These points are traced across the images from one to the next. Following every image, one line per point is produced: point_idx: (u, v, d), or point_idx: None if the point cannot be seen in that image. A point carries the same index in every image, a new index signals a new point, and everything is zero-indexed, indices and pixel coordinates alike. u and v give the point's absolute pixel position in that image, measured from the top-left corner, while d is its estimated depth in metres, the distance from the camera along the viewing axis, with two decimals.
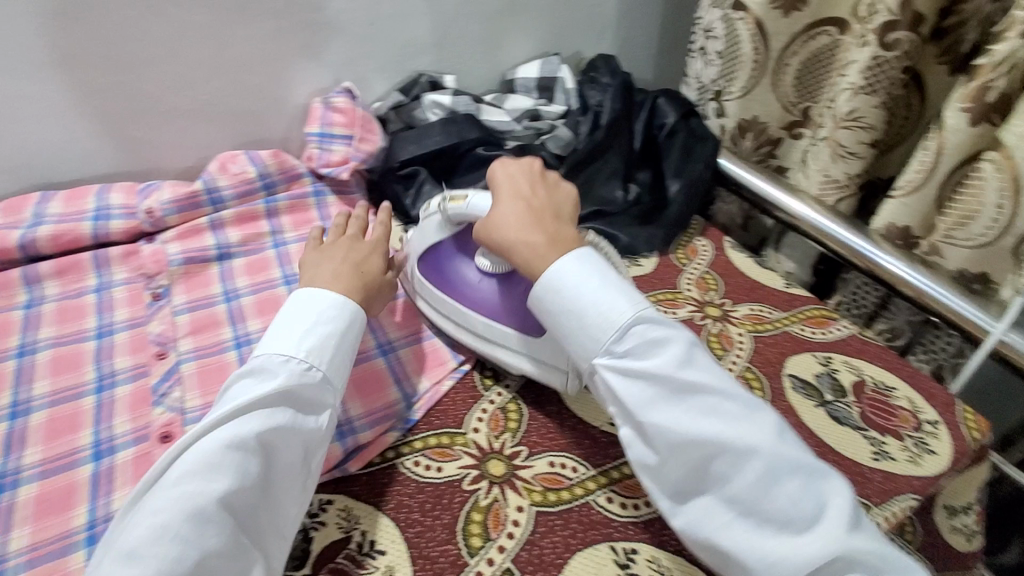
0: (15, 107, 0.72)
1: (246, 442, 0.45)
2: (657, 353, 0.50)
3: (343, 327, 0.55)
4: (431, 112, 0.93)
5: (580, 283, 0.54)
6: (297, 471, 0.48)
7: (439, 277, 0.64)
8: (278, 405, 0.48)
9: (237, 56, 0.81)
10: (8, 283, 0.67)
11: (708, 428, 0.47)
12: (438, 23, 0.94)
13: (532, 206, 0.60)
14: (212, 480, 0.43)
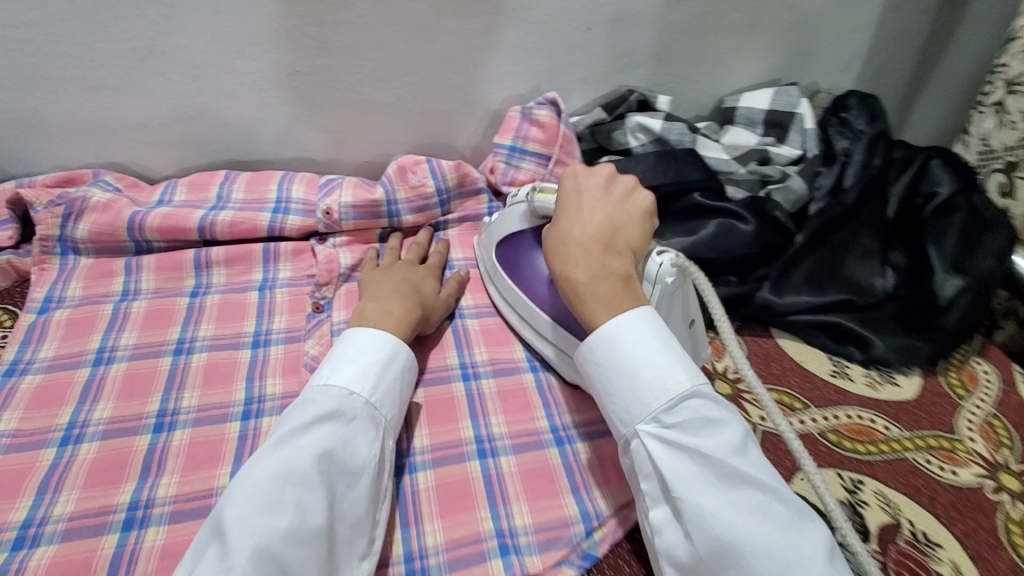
0: (213, 82, 0.68)
1: (306, 477, 0.38)
2: (711, 431, 0.40)
3: (389, 356, 0.48)
4: (634, 136, 0.78)
5: (633, 335, 0.44)
6: (364, 509, 0.41)
7: (518, 275, 0.59)
8: (335, 430, 0.42)
9: (438, 51, 0.71)
10: (180, 265, 0.64)
11: (752, 526, 0.37)
12: (664, 33, 0.77)
13: (589, 229, 0.49)
14: (273, 520, 0.36)
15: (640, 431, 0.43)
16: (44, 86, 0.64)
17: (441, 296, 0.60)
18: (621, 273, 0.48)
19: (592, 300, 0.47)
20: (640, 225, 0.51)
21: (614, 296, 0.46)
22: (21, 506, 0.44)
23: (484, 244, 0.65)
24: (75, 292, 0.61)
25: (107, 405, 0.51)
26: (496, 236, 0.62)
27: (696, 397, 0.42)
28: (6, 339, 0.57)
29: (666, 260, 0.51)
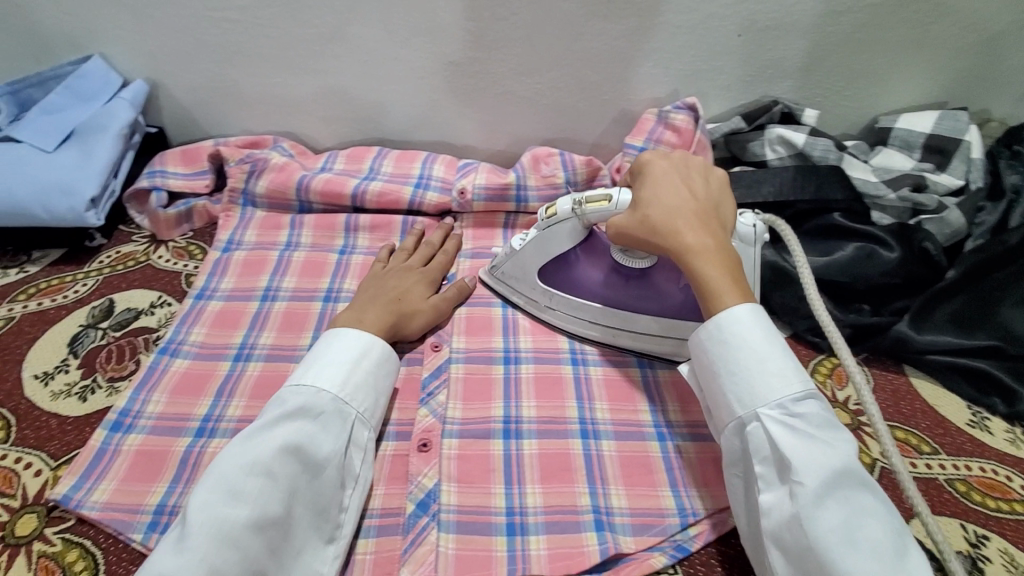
0: (379, 67, 0.76)
1: (267, 470, 0.40)
2: (832, 432, 0.42)
3: (361, 351, 0.49)
4: (771, 148, 0.77)
5: (763, 327, 0.46)
6: (326, 500, 0.43)
7: (564, 281, 0.59)
8: (306, 427, 0.43)
9: (586, 50, 0.74)
10: (334, 226, 0.72)
11: (868, 527, 0.38)
12: (820, 45, 0.75)
13: (695, 205, 0.52)
14: (233, 509, 0.38)
15: (760, 413, 0.43)
16: (244, 61, 0.74)
17: (433, 302, 0.60)
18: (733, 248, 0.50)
19: (721, 279, 0.48)
20: (728, 198, 0.55)
21: (736, 272, 0.49)
22: (202, 406, 0.52)
23: (513, 272, 0.61)
24: (250, 238, 0.71)
25: (269, 334, 0.59)
26: (534, 260, 0.59)
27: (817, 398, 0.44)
28: (196, 269, 0.67)
29: (756, 220, 0.56)
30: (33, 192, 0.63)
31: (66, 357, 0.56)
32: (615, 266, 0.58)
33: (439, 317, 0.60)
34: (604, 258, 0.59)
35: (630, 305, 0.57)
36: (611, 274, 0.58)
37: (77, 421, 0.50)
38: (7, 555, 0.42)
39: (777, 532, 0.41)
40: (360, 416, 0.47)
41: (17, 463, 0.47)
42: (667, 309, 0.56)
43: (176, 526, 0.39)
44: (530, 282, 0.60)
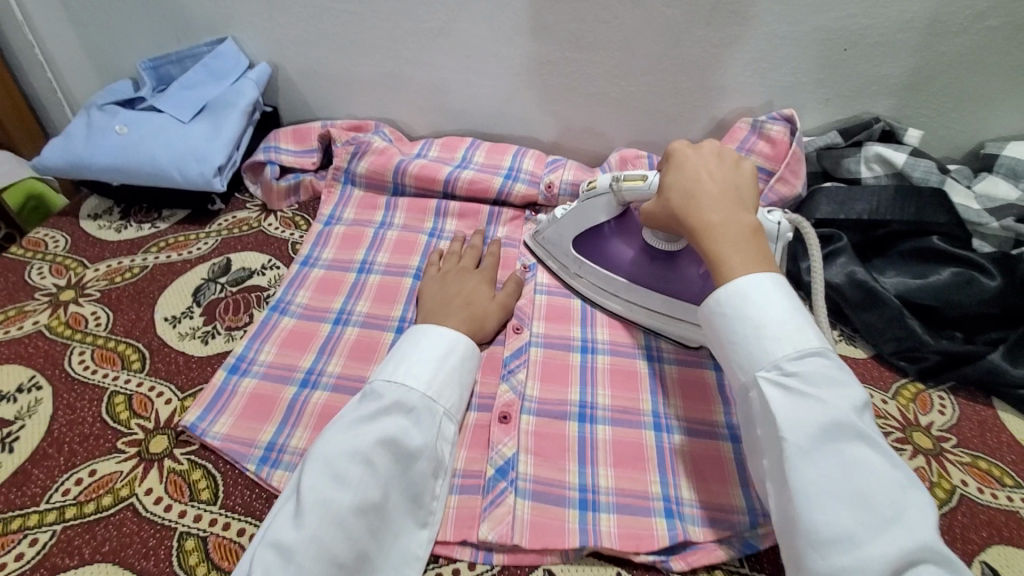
0: (479, 63, 0.80)
1: (367, 458, 0.43)
2: (832, 388, 0.43)
3: (447, 350, 0.51)
4: (868, 166, 0.75)
5: (768, 293, 0.46)
6: (420, 487, 0.45)
7: (595, 252, 0.63)
8: (397, 421, 0.45)
9: (684, 55, 0.76)
10: (426, 210, 0.77)
11: (864, 482, 0.39)
12: (929, 64, 0.73)
13: (715, 185, 0.53)
14: (338, 494, 0.41)
15: (759, 377, 0.45)
16: (356, 50, 0.80)
17: (499, 301, 0.61)
18: (753, 225, 0.50)
19: (732, 257, 0.48)
20: (753, 179, 0.55)
21: (750, 250, 0.49)
22: (306, 360, 0.57)
23: (550, 239, 0.66)
24: (348, 215, 0.76)
25: (364, 303, 0.64)
26: (570, 232, 0.63)
27: (819, 356, 0.44)
28: (301, 239, 0.73)
29: (783, 217, 0.55)
30: (171, 156, 0.70)
31: (191, 304, 0.63)
32: (645, 246, 0.61)
33: (504, 313, 0.61)
34: (636, 238, 0.62)
35: (647, 283, 0.60)
36: (637, 252, 0.61)
37: (200, 361, 0.57)
38: (143, 467, 0.48)
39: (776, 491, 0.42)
40: (448, 412, 0.48)
41: (150, 391, 0.54)
42: (681, 291, 0.59)
43: (289, 502, 0.42)
44: (565, 249, 0.65)
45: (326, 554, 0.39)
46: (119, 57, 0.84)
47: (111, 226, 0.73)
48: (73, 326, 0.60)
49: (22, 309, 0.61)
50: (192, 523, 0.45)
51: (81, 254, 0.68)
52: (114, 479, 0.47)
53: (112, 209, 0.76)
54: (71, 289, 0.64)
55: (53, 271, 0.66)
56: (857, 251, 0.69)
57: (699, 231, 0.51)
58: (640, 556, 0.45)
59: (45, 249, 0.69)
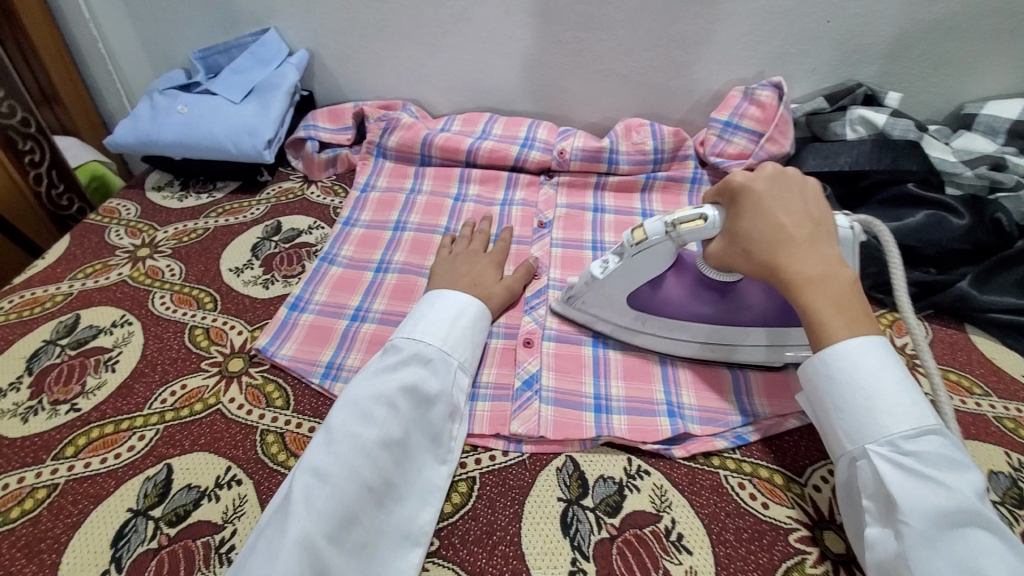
0: (496, 44, 0.88)
1: (391, 399, 0.48)
2: (955, 473, 0.41)
3: (460, 310, 0.58)
4: (852, 128, 0.81)
5: (875, 361, 0.46)
6: (438, 429, 0.51)
7: (654, 304, 0.58)
8: (417, 371, 0.52)
9: (682, 32, 0.83)
10: (451, 177, 0.85)
11: (980, 563, 0.38)
12: (907, 32, 0.80)
13: (797, 230, 0.52)
14: (365, 427, 0.46)
15: (869, 449, 0.44)
16: (384, 36, 0.88)
17: (507, 284, 0.65)
18: (849, 275, 0.50)
19: (835, 320, 0.48)
20: (828, 212, 0.54)
21: (846, 301, 0.49)
22: (354, 300, 0.66)
23: (596, 301, 0.59)
24: (382, 183, 0.85)
25: (401, 255, 0.73)
26: (622, 288, 0.57)
27: (938, 436, 0.43)
28: (342, 204, 0.82)
29: (852, 221, 0.55)
30: (228, 131, 0.79)
31: (250, 258, 0.72)
32: (706, 283, 0.57)
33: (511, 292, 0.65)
34: (689, 276, 0.58)
35: (734, 322, 0.56)
36: (701, 291, 0.57)
37: (264, 301, 0.66)
38: (224, 381, 0.57)
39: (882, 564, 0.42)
40: (462, 364, 0.55)
41: (225, 325, 0.62)
42: (770, 316, 0.56)
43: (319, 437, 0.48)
44: (616, 307, 0.59)
45: (356, 478, 0.44)
46: (173, 49, 0.94)
47: (173, 196, 0.82)
48: (152, 276, 0.69)
49: (107, 263, 0.71)
50: (271, 423, 0.53)
51: (151, 219, 0.78)
52: (202, 391, 0.56)
53: (173, 182, 0.85)
54: (147, 247, 0.73)
55: (129, 233, 0.75)
56: (841, 202, 0.77)
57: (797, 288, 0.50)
58: (647, 445, 0.52)
59: (120, 216, 0.78)
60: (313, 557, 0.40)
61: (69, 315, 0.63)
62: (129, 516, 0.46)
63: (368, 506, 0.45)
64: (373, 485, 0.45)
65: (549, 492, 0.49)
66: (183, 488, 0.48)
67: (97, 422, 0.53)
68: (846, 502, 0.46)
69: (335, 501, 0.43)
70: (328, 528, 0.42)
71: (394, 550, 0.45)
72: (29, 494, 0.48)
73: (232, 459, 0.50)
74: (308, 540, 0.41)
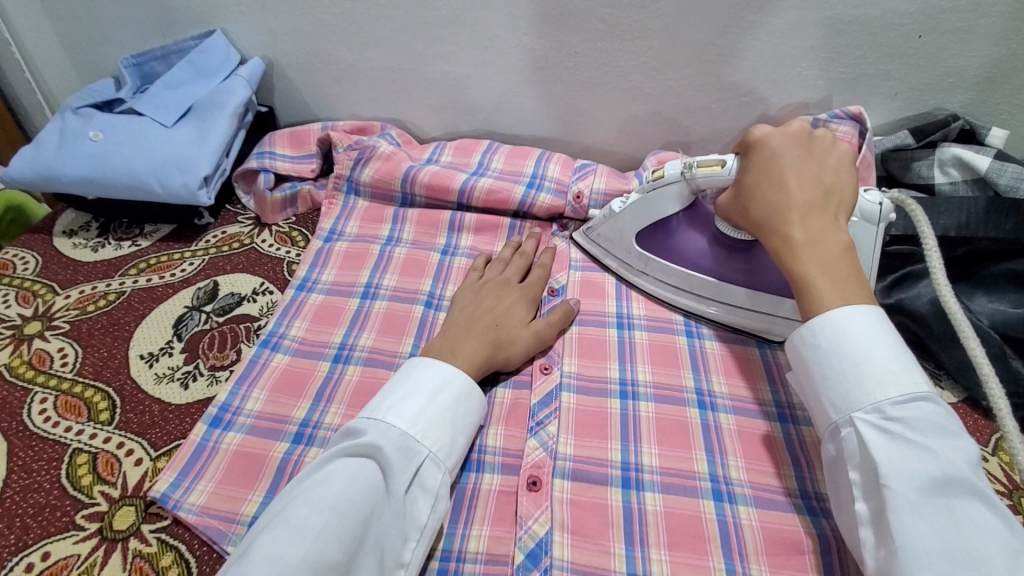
0: (495, 55, 0.70)
1: (335, 506, 0.36)
2: (945, 440, 0.37)
3: (441, 385, 0.45)
4: (942, 170, 0.66)
5: (871, 324, 0.41)
6: (389, 554, 0.38)
7: (663, 248, 0.57)
8: (370, 467, 0.39)
9: (731, 45, 0.66)
10: (438, 223, 0.68)
11: (975, 544, 0.33)
12: (1022, 51, 0.62)
13: (801, 191, 0.47)
14: (295, 549, 0.34)
15: (855, 418, 0.39)
16: (357, 43, 0.71)
17: (534, 327, 0.53)
18: (849, 243, 0.45)
19: (823, 280, 0.43)
20: (852, 179, 0.49)
21: (843, 269, 0.44)
22: (301, 408, 0.49)
23: (608, 236, 0.60)
24: (352, 229, 0.68)
25: (369, 335, 0.56)
26: (631, 225, 0.58)
27: (930, 403, 0.38)
28: (299, 258, 0.65)
29: (883, 199, 0.50)
30: (150, 166, 0.62)
31: (171, 340, 0.55)
32: (719, 237, 0.56)
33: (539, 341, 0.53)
34: (708, 229, 0.57)
35: (723, 276, 0.55)
36: (712, 244, 0.56)
37: (179, 410, 0.49)
38: (104, 549, 0.40)
39: (871, 544, 0.37)
40: (433, 457, 0.42)
41: (119, 449, 0.46)
42: (762, 283, 0.54)
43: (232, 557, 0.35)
44: (625, 245, 0.59)
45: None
46: (100, 55, 0.76)
47: (87, 244, 0.65)
48: (37, 366, 0.52)
49: None
50: None
51: (52, 278, 0.61)
52: (70, 565, 0.39)
53: (90, 224, 0.68)
54: (39, 320, 0.56)
55: (19, 299, 0.58)
56: None
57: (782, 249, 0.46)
58: None
59: (13, 273, 0.61)
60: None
61: None
62: None
63: None
64: None
65: None
66: None
67: None
68: (828, 471, 0.42)
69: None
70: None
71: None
72: None
73: None
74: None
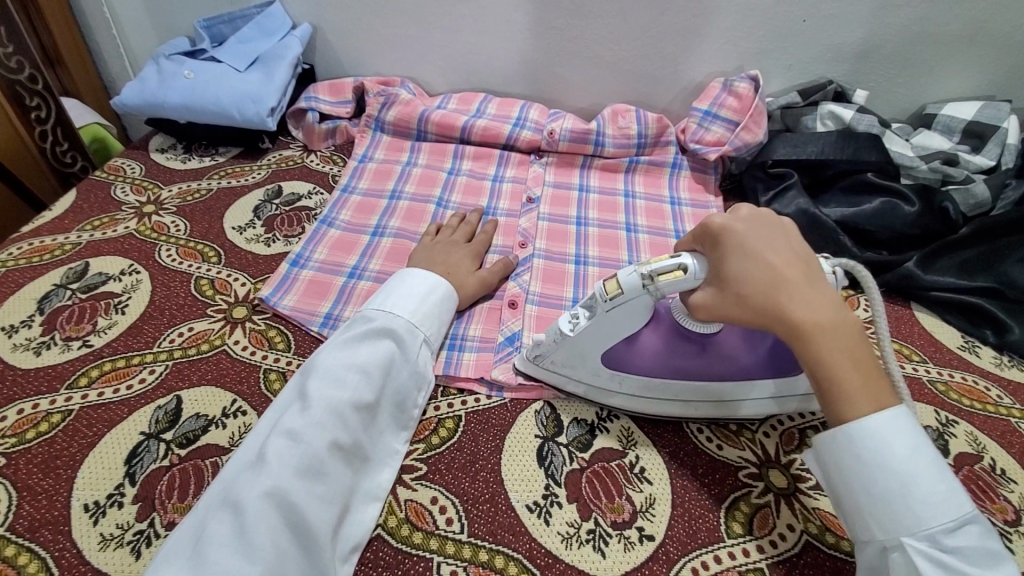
0: (493, 27, 0.92)
1: (361, 366, 0.51)
2: (994, 569, 0.38)
3: (431, 287, 0.60)
4: (822, 122, 0.87)
5: (903, 435, 0.41)
6: (403, 396, 0.53)
7: (630, 362, 0.53)
8: (386, 345, 0.54)
9: (668, 24, 0.88)
10: (445, 153, 0.90)
11: None
12: (876, 34, 0.86)
13: (790, 267, 0.46)
14: (338, 391, 0.49)
15: (915, 550, 0.39)
16: (385, 15, 0.92)
17: (480, 276, 0.67)
18: (853, 318, 0.44)
19: (849, 374, 0.42)
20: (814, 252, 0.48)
21: (857, 352, 0.43)
22: (351, 260, 0.70)
23: (566, 360, 0.54)
24: (379, 155, 0.89)
25: (396, 221, 0.77)
26: (593, 344, 0.53)
27: (977, 530, 0.39)
28: (340, 173, 0.86)
29: (834, 267, 0.52)
30: (232, 98, 0.83)
31: (252, 218, 0.75)
32: (685, 335, 0.53)
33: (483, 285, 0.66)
34: (662, 329, 0.54)
35: (713, 376, 0.53)
36: (681, 346, 0.53)
37: (266, 258, 0.70)
38: (229, 326, 0.61)
39: None
40: (428, 337, 0.57)
41: (229, 277, 0.66)
42: (753, 370, 0.52)
43: (291, 404, 0.49)
44: (591, 365, 0.54)
45: (326, 435, 0.46)
46: (178, 19, 0.96)
47: (177, 158, 0.86)
48: (157, 231, 0.72)
49: (113, 217, 0.74)
50: (273, 363, 0.58)
51: (155, 178, 0.81)
52: (209, 333, 0.60)
53: (177, 145, 0.88)
54: (152, 204, 0.77)
55: (134, 190, 0.79)
56: (807, 190, 0.82)
57: (799, 337, 0.43)
58: None
59: (124, 174, 0.81)
60: (285, 505, 0.42)
61: (78, 263, 0.66)
62: (142, 438, 0.50)
63: (338, 462, 0.46)
64: (345, 446, 0.47)
65: (527, 430, 0.54)
66: (192, 415, 0.52)
67: (109, 357, 0.57)
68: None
69: (306, 456, 0.45)
70: (297, 478, 0.44)
71: (356, 506, 0.47)
72: (43, 419, 0.52)
73: (237, 393, 0.54)
74: (279, 491, 0.43)
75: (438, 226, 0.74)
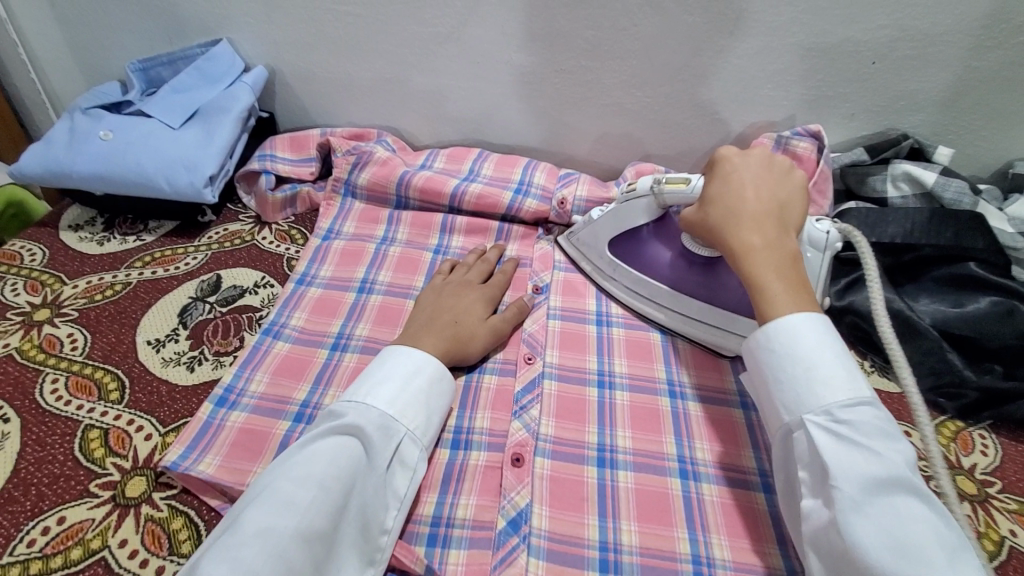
0: (488, 69, 0.75)
1: (318, 482, 0.38)
2: (887, 442, 0.39)
3: (416, 370, 0.48)
4: (895, 185, 0.71)
5: (817, 329, 0.44)
6: (370, 519, 0.41)
7: (632, 255, 0.61)
8: (353, 447, 0.41)
9: (706, 66, 0.71)
10: (430, 225, 0.72)
11: (914, 537, 0.35)
12: (963, 79, 0.69)
13: (759, 201, 0.51)
14: (283, 518, 0.36)
15: (807, 420, 0.41)
16: (357, 55, 0.75)
17: (492, 324, 0.57)
18: (796, 251, 0.48)
19: (774, 284, 0.46)
20: (802, 197, 0.52)
21: (791, 274, 0.47)
22: (301, 391, 0.52)
23: (586, 241, 0.64)
24: (348, 229, 0.72)
25: (364, 326, 0.60)
26: (607, 232, 0.62)
27: (870, 408, 0.40)
28: (298, 255, 0.69)
29: (832, 228, 0.53)
30: (160, 163, 0.66)
31: (176, 326, 0.58)
32: (686, 252, 0.59)
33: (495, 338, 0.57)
34: (675, 243, 0.60)
35: (686, 288, 0.58)
36: (677, 258, 0.59)
37: (185, 391, 0.52)
38: (117, 514, 0.43)
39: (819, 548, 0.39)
40: (411, 436, 0.45)
41: (129, 425, 0.49)
42: (729, 304, 0.56)
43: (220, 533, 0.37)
44: (599, 251, 0.63)
45: None
46: (107, 59, 0.79)
47: (93, 238, 0.68)
48: (47, 350, 0.55)
49: None
50: None
51: (59, 269, 0.63)
52: (85, 529, 0.42)
53: (95, 219, 0.71)
54: (47, 308, 0.59)
55: (28, 288, 0.61)
56: (888, 276, 0.65)
57: (737, 253, 0.49)
58: None
59: (21, 263, 0.64)
60: None
61: None
62: None
63: None
64: None
65: None
66: None
67: None
68: (784, 480, 0.44)
69: None
70: None
71: None
72: None
73: None
74: None
75: (452, 262, 0.65)
